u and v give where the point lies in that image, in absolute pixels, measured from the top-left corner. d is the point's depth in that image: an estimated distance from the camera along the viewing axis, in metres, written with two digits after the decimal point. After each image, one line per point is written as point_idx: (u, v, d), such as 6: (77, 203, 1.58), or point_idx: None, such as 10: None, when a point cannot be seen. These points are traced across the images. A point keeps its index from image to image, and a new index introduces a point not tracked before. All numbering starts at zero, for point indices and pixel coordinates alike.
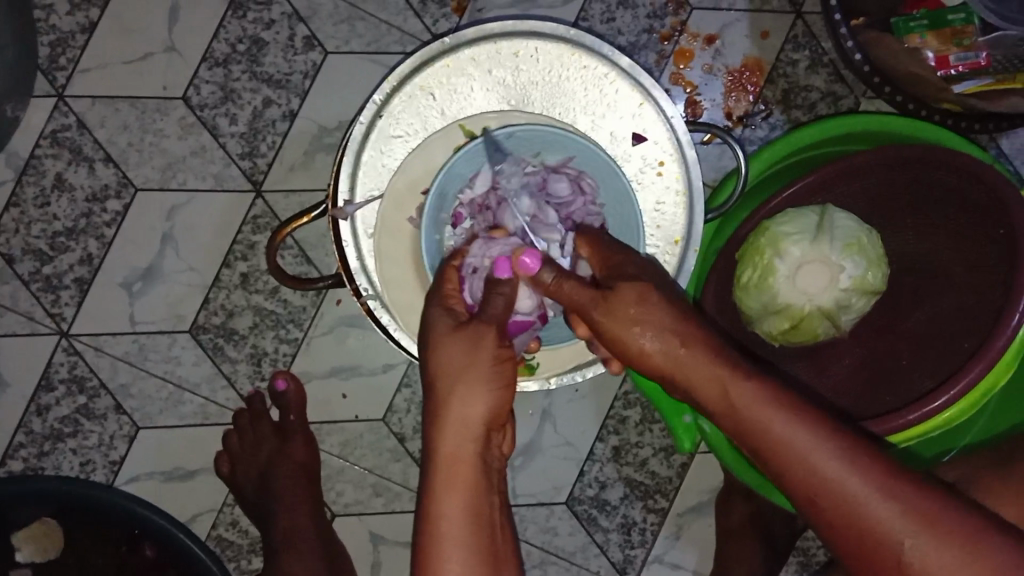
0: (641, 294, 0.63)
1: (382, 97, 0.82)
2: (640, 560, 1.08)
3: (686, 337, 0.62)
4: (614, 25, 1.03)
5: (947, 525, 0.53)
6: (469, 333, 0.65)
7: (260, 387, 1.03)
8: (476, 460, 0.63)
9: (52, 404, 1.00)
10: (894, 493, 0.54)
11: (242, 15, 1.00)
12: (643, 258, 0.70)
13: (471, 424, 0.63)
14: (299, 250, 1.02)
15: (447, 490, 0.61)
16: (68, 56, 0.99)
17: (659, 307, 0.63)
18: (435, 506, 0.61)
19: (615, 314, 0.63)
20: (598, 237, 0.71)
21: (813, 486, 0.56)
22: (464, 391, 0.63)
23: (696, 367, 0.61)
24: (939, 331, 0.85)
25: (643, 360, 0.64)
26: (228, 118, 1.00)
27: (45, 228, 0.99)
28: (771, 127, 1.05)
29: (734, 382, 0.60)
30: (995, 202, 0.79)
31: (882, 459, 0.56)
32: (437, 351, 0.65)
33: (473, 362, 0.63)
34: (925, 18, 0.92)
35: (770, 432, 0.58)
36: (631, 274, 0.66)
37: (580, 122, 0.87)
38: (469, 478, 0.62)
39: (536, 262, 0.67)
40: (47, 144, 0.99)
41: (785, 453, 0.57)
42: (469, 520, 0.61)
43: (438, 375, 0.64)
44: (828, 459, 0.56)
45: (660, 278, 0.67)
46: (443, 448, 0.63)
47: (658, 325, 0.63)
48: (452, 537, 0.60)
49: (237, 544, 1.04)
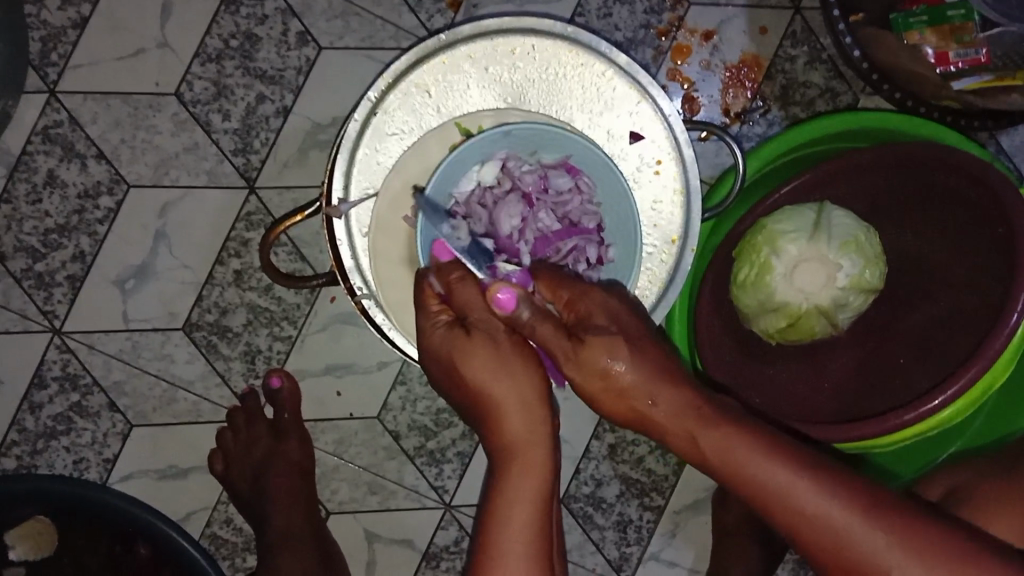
0: (612, 346, 0.61)
1: (376, 94, 0.81)
2: (636, 557, 1.07)
3: (655, 393, 0.60)
4: (610, 21, 1.02)
5: (935, 551, 0.54)
6: (487, 335, 0.64)
7: (255, 385, 1.02)
8: (546, 443, 0.63)
9: (45, 402, 1.00)
10: (881, 524, 0.55)
11: (234, 10, 0.99)
12: (605, 294, 0.66)
13: (533, 409, 0.63)
14: (294, 247, 1.01)
15: (516, 478, 0.62)
16: (60, 51, 0.98)
17: (633, 357, 0.61)
18: (505, 494, 0.61)
19: (586, 368, 0.61)
20: (561, 280, 0.67)
21: (800, 518, 0.57)
22: (508, 382, 0.63)
23: (667, 418, 0.60)
24: (933, 340, 0.84)
25: (616, 412, 0.63)
26: (221, 114, 1.00)
27: (38, 225, 0.99)
28: (769, 124, 1.04)
29: (705, 431, 0.59)
30: (992, 204, 0.79)
31: (869, 487, 0.57)
32: (466, 357, 0.64)
33: (508, 360, 0.63)
34: (924, 14, 0.92)
35: (747, 476, 0.58)
36: (601, 325, 0.62)
37: (577, 120, 0.86)
38: (539, 464, 0.62)
39: (512, 299, 0.61)
40: (39, 141, 0.98)
41: (770, 490, 0.57)
42: (539, 503, 0.62)
43: (476, 375, 0.63)
44: (809, 497, 0.56)
45: (630, 325, 0.64)
46: (502, 440, 0.63)
47: (633, 374, 0.60)
48: (520, 526, 0.60)
49: (232, 542, 1.04)
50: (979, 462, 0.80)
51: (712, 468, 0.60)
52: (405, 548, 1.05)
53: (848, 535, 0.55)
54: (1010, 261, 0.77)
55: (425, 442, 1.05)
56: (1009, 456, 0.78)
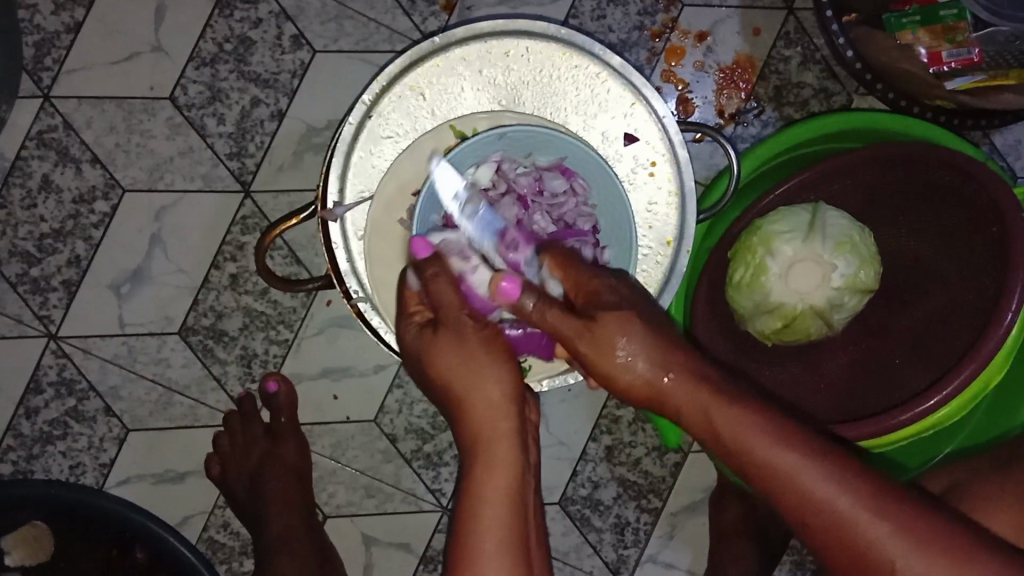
0: (623, 320, 0.61)
1: (371, 97, 0.81)
2: (634, 559, 1.07)
3: (670, 366, 0.61)
4: (604, 22, 1.02)
5: (938, 544, 0.54)
6: (454, 332, 0.64)
7: (251, 389, 1.02)
8: (510, 439, 0.62)
9: (41, 407, 1.00)
10: (885, 514, 0.55)
11: (228, 14, 0.99)
12: (613, 276, 0.67)
13: (496, 406, 0.62)
14: (289, 251, 1.01)
15: (481, 472, 0.61)
16: (53, 56, 0.98)
17: (642, 331, 0.61)
18: (473, 489, 0.61)
19: (597, 344, 0.61)
20: (568, 261, 0.68)
21: (803, 509, 0.57)
22: (472, 378, 0.63)
23: (681, 392, 0.61)
24: (931, 335, 0.84)
25: (631, 391, 0.63)
26: (216, 118, 1.00)
27: (32, 230, 0.99)
28: (763, 124, 1.04)
29: (718, 407, 0.60)
30: (987, 200, 0.79)
31: (873, 477, 0.57)
32: (436, 354, 0.65)
33: (472, 354, 0.63)
34: (917, 14, 0.90)
35: (755, 458, 0.58)
36: (611, 302, 0.63)
37: (572, 122, 0.86)
38: (506, 461, 0.61)
39: (513, 287, 0.63)
40: (33, 146, 0.98)
41: (776, 480, 0.57)
42: (507, 500, 0.60)
43: (443, 373, 0.64)
44: (816, 481, 0.56)
45: (639, 302, 0.65)
46: (469, 436, 0.63)
47: (644, 348, 0.61)
48: (487, 525, 0.59)
49: (229, 547, 1.04)
50: (974, 460, 0.80)
51: (721, 451, 0.60)
52: (403, 551, 1.05)
53: (852, 525, 0.55)
54: (1005, 260, 0.77)
55: (422, 445, 1.05)
56: (1004, 454, 0.78)
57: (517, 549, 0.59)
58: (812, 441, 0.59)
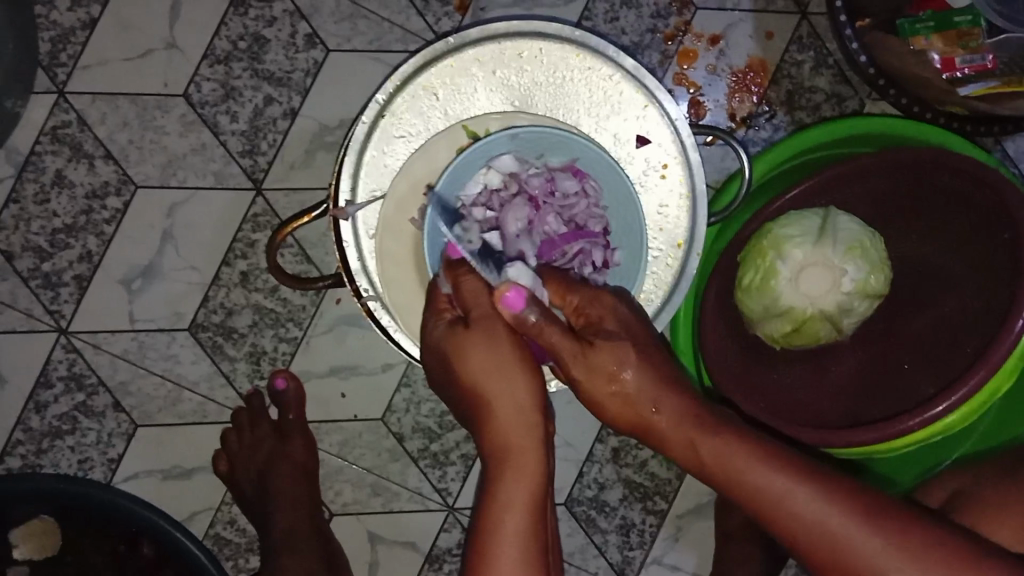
0: (622, 352, 0.61)
1: (385, 96, 0.81)
2: (639, 562, 1.07)
3: (657, 398, 0.61)
4: (617, 25, 1.02)
5: (931, 557, 0.54)
6: (486, 331, 0.64)
7: (260, 386, 1.03)
8: (537, 447, 0.62)
9: (51, 401, 1.00)
10: (880, 530, 0.55)
11: (243, 12, 0.99)
12: (617, 304, 0.66)
13: (522, 412, 0.63)
14: (299, 249, 1.01)
15: (506, 480, 0.61)
16: (69, 52, 0.98)
17: (637, 362, 0.61)
18: (496, 496, 0.61)
19: (593, 371, 0.61)
20: (570, 285, 0.67)
21: (795, 531, 0.57)
22: (501, 384, 0.63)
23: (669, 425, 0.61)
24: (936, 344, 0.84)
25: (622, 421, 0.63)
26: (228, 115, 1.00)
27: (45, 225, 0.99)
28: (775, 128, 1.04)
29: (703, 436, 0.60)
30: (998, 205, 0.79)
31: (862, 495, 0.57)
32: (468, 355, 0.64)
33: (505, 357, 0.63)
34: (931, 20, 0.90)
35: (745, 482, 0.58)
36: (611, 330, 0.63)
37: (584, 124, 0.86)
38: (533, 468, 0.61)
39: (519, 298, 0.61)
40: (47, 141, 0.99)
41: (766, 502, 0.57)
42: (532, 508, 0.60)
43: (475, 372, 0.64)
44: (804, 504, 0.56)
45: (640, 333, 0.65)
46: (492, 442, 0.63)
47: (638, 378, 0.61)
48: (512, 529, 0.59)
49: (235, 543, 1.04)
50: (984, 467, 0.79)
51: (710, 476, 0.60)
52: (408, 550, 1.05)
53: (844, 543, 0.55)
54: (1014, 269, 0.77)
55: (429, 444, 1.05)
56: (1014, 460, 0.77)
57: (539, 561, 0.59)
58: (796, 464, 0.59)
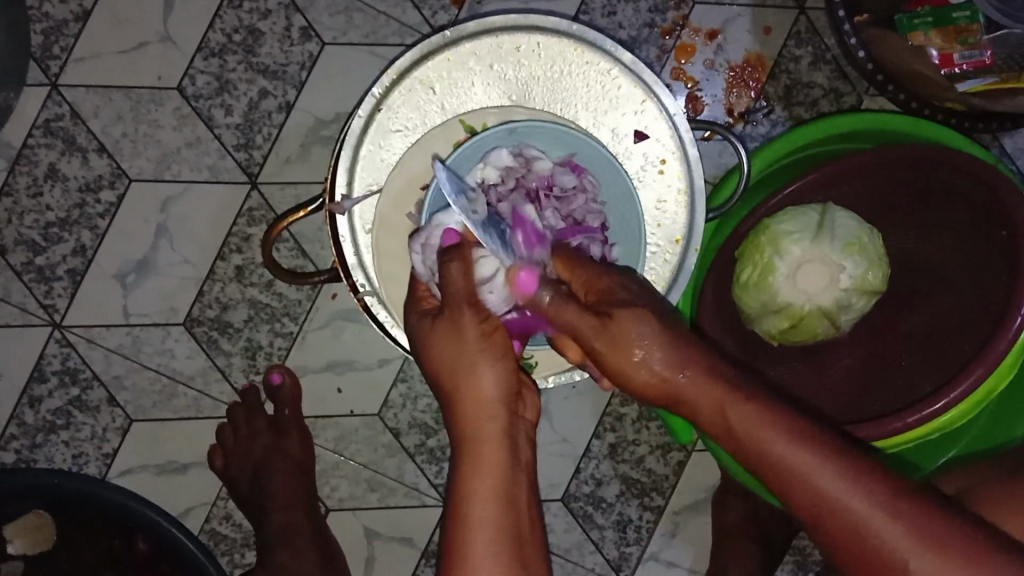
0: (639, 316, 0.60)
1: (381, 90, 0.81)
2: (635, 557, 1.07)
3: (683, 366, 0.61)
4: (615, 19, 1.02)
5: (953, 548, 0.53)
6: (450, 322, 0.64)
7: (255, 381, 1.02)
8: (500, 436, 0.62)
9: (45, 396, 1.00)
10: (901, 516, 0.54)
11: (238, 5, 0.99)
12: (628, 277, 0.66)
13: (487, 402, 0.62)
14: (295, 244, 1.01)
15: (471, 474, 0.61)
16: (62, 44, 0.97)
17: (655, 327, 0.61)
18: (462, 491, 0.60)
19: (615, 342, 0.61)
20: (576, 259, 0.68)
21: (820, 508, 0.56)
22: (465, 373, 0.63)
23: (696, 390, 0.60)
24: (934, 336, 0.85)
25: (647, 390, 0.62)
26: (223, 109, 0.99)
27: (38, 219, 0.98)
28: (773, 124, 1.04)
29: (734, 405, 0.59)
30: (995, 202, 0.79)
31: (888, 478, 0.57)
32: (438, 344, 0.64)
33: (467, 346, 0.63)
34: (929, 15, 0.89)
35: (768, 455, 0.58)
36: (623, 299, 0.62)
37: (581, 118, 0.86)
38: (495, 459, 0.61)
39: (530, 280, 0.65)
40: (40, 133, 0.98)
41: (794, 478, 0.57)
42: (499, 500, 0.60)
43: (441, 364, 0.64)
44: (831, 483, 0.56)
45: (653, 299, 0.64)
46: (462, 435, 0.63)
47: (658, 344, 0.60)
48: (478, 524, 0.59)
49: (231, 538, 1.04)
50: (981, 468, 0.80)
51: (736, 446, 0.60)
52: (405, 545, 1.05)
53: (867, 526, 0.55)
54: (1012, 266, 0.78)
55: (426, 440, 1.05)
56: (1012, 461, 0.77)
57: (511, 552, 0.58)
58: (823, 440, 0.58)
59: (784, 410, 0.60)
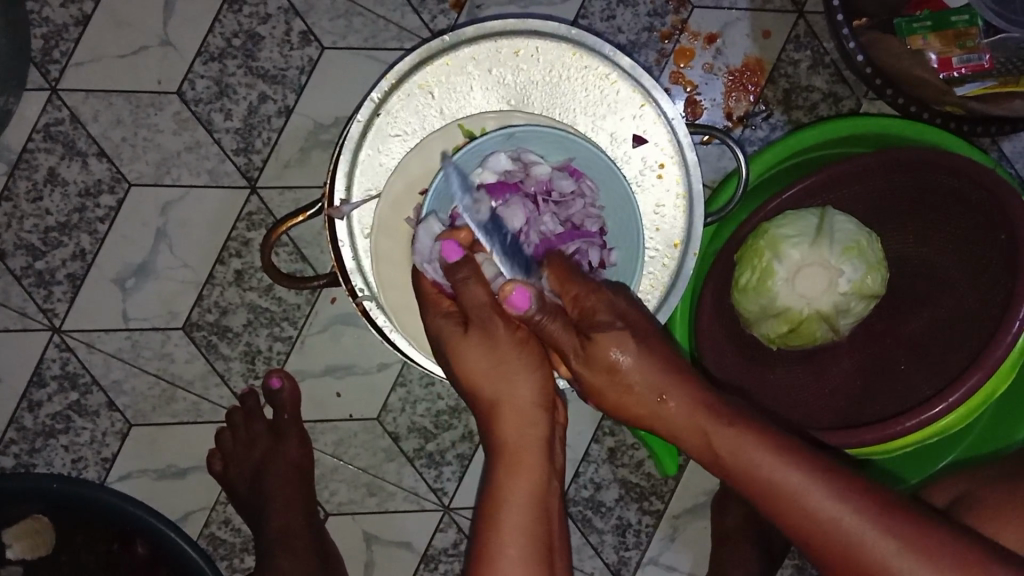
0: (620, 340, 0.60)
1: (379, 95, 0.81)
2: (635, 561, 1.07)
3: (665, 389, 0.61)
4: (614, 23, 1.02)
5: (947, 557, 0.54)
6: (482, 331, 0.63)
7: (254, 385, 1.02)
8: (540, 443, 0.63)
9: (44, 400, 1.00)
10: (890, 530, 0.55)
11: (237, 10, 0.99)
12: (615, 292, 0.65)
13: (524, 409, 0.63)
14: (295, 247, 1.01)
15: (507, 478, 0.62)
16: (62, 49, 0.98)
17: (639, 350, 0.60)
18: (500, 495, 0.62)
19: (596, 363, 0.61)
20: (569, 272, 0.63)
21: (810, 526, 0.57)
22: (505, 380, 0.63)
23: (677, 413, 0.61)
24: (933, 343, 0.85)
25: (625, 407, 0.63)
26: (223, 113, 0.99)
27: (37, 223, 0.98)
28: (772, 128, 1.04)
29: (717, 429, 0.60)
30: (995, 208, 0.79)
31: (876, 491, 0.57)
32: (472, 350, 0.64)
33: (506, 356, 0.63)
34: (928, 19, 0.89)
35: (756, 476, 0.58)
36: (605, 319, 0.61)
37: (580, 123, 0.86)
38: (533, 465, 0.62)
39: (525, 298, 0.57)
40: (40, 138, 0.98)
41: (783, 496, 0.57)
42: (534, 507, 0.62)
43: (475, 370, 0.64)
44: (821, 499, 0.56)
45: (638, 321, 0.63)
46: (497, 441, 0.64)
47: (638, 369, 0.60)
48: (512, 530, 0.60)
49: (230, 543, 1.04)
50: (978, 473, 0.79)
51: (722, 467, 0.60)
52: (404, 549, 1.05)
53: (859, 542, 0.55)
54: (1012, 271, 0.78)
55: (424, 444, 1.05)
56: (1008, 465, 0.77)
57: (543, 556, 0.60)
58: (809, 456, 0.58)
59: (769, 428, 0.60)
